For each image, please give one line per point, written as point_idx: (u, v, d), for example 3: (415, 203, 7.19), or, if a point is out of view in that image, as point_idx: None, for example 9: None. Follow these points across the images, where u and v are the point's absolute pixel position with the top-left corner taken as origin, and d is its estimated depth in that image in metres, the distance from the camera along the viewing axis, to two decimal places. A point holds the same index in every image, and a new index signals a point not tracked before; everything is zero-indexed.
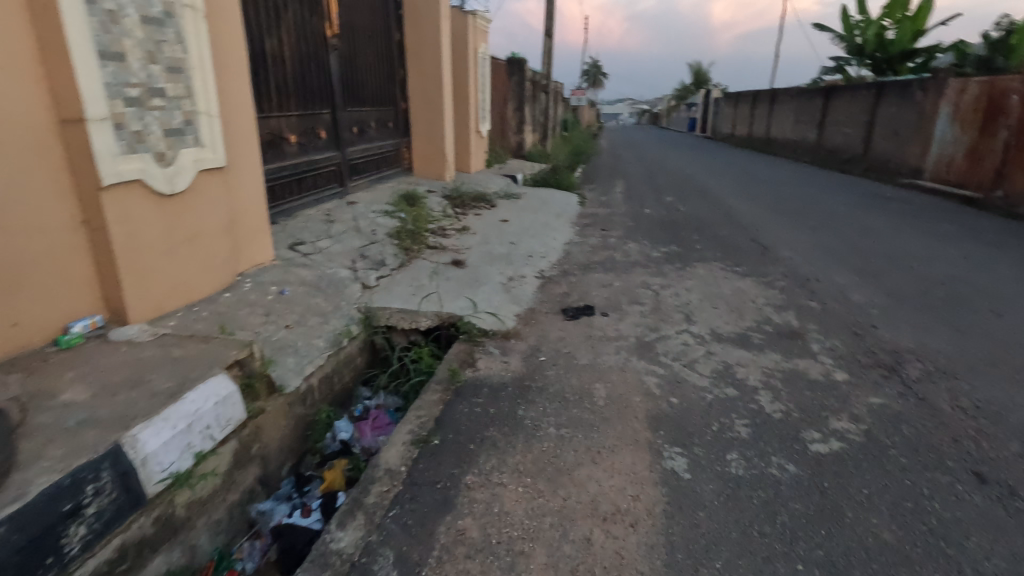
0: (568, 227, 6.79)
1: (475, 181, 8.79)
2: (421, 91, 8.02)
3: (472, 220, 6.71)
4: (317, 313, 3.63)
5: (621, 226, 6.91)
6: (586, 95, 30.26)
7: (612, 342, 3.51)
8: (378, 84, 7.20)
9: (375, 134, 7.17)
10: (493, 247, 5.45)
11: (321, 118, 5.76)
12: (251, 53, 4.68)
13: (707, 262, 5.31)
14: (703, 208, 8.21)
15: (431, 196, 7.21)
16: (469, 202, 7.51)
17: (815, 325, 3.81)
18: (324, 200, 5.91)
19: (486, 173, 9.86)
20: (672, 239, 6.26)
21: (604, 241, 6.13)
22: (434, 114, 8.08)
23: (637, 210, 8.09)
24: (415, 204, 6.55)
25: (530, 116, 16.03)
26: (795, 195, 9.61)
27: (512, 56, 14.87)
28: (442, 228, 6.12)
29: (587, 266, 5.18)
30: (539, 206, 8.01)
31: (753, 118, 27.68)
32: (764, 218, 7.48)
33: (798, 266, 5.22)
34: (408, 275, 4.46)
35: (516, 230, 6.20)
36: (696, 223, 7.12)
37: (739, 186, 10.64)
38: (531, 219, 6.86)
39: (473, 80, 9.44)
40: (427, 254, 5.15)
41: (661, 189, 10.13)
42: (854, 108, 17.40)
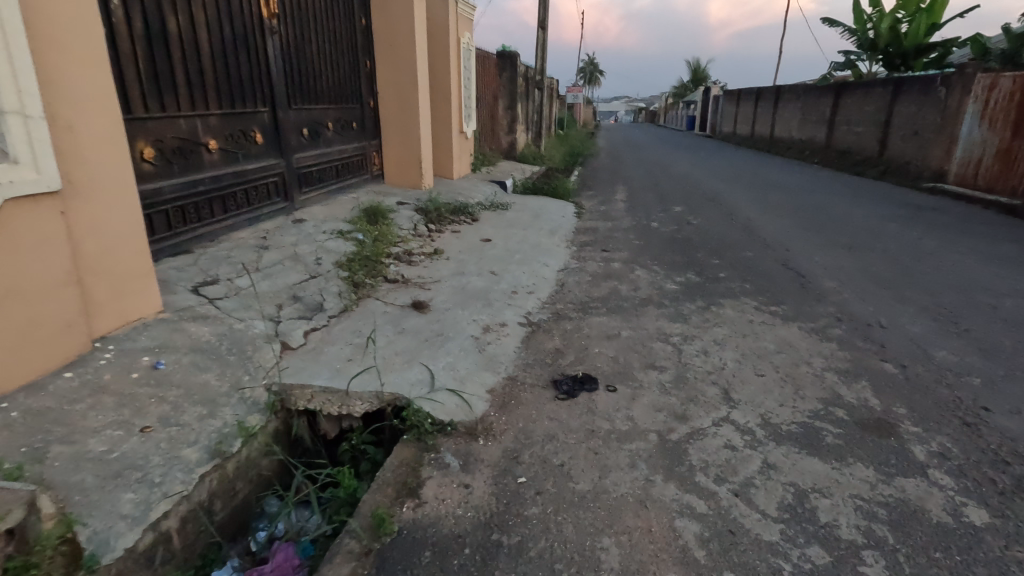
0: (564, 247, 5.71)
1: (457, 190, 7.68)
2: (393, 87, 6.92)
3: (449, 240, 5.60)
4: (202, 399, 2.54)
5: (626, 247, 5.83)
6: (582, 93, 29.18)
7: (623, 443, 2.45)
8: (337, 78, 6.09)
9: (334, 137, 6.05)
10: (468, 280, 4.35)
11: (257, 118, 4.66)
12: (146, 32, 3.57)
13: (735, 299, 4.25)
14: (718, 222, 7.13)
15: (400, 211, 6.10)
16: (446, 217, 6.40)
17: (903, 408, 2.75)
18: (262, 218, 4.81)
19: (471, 179, 8.77)
20: (688, 264, 5.19)
21: (607, 268, 5.06)
22: (408, 114, 6.98)
23: (643, 224, 7.00)
24: (378, 221, 5.44)
25: (523, 114, 14.97)
26: (819, 204, 8.53)
27: (503, 50, 13.75)
28: (409, 252, 5.02)
29: (586, 306, 4.11)
30: (530, 219, 6.91)
31: (756, 116, 26.60)
32: (792, 234, 6.42)
33: (850, 305, 4.16)
34: (350, 328, 3.37)
35: (500, 255, 5.10)
36: (714, 241, 6.05)
37: (754, 193, 9.56)
38: (519, 239, 5.76)
39: (455, 76, 8.34)
40: (383, 292, 4.04)
41: (668, 197, 9.06)
42: (868, 107, 16.37)
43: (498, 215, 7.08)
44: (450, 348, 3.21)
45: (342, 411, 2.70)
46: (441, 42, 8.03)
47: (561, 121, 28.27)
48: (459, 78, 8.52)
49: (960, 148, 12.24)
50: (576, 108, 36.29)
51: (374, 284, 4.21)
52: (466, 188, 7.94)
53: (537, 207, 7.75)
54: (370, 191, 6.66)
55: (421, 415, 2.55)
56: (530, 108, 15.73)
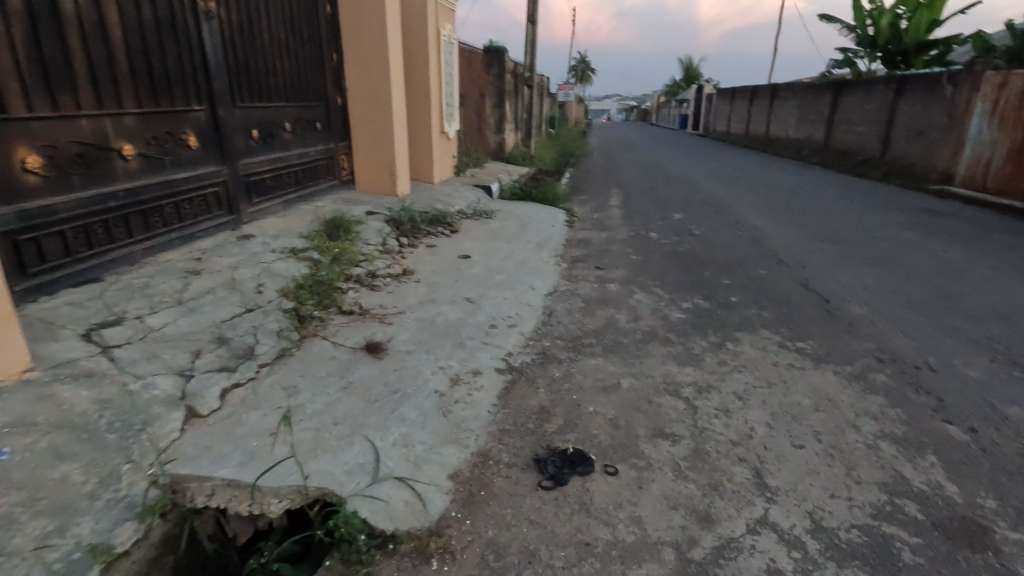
0: (553, 265, 5.04)
1: (436, 196, 6.99)
2: (362, 83, 6.23)
3: (422, 257, 4.92)
4: (52, 506, 1.84)
5: (622, 263, 5.17)
6: (574, 91, 28.53)
7: (630, 566, 1.79)
8: (297, 72, 5.39)
9: (293, 140, 5.35)
10: (438, 310, 3.67)
11: (189, 118, 3.96)
12: (27, 11, 2.86)
13: (753, 333, 3.61)
14: (722, 233, 6.50)
15: (368, 223, 5.40)
16: (421, 230, 5.70)
17: (992, 500, 2.11)
18: (199, 236, 4.10)
19: (453, 183, 8.09)
20: (694, 286, 4.54)
21: (602, 292, 4.40)
22: (380, 113, 6.29)
23: (640, 234, 6.34)
24: (340, 236, 4.74)
25: (511, 113, 14.30)
26: (827, 211, 7.93)
27: (491, 45, 13.05)
28: (373, 274, 4.33)
29: (578, 343, 3.44)
30: (516, 230, 6.23)
31: (751, 115, 26.06)
32: (805, 248, 5.81)
33: (889, 340, 3.53)
34: (282, 384, 2.68)
35: (479, 277, 4.42)
36: (722, 257, 5.41)
37: (757, 198, 8.93)
38: (503, 256, 5.09)
39: (435, 72, 7.65)
40: (333, 329, 3.35)
41: (665, 203, 8.42)
42: (869, 105, 15.84)
43: (481, 225, 6.40)
44: (407, 412, 2.53)
45: (253, 510, 2.02)
46: (418, 35, 7.33)
47: (552, 120, 27.57)
48: (439, 75, 7.83)
49: (968, 149, 11.70)
50: (567, 106, 35.62)
51: (326, 316, 3.52)
52: (446, 195, 7.25)
53: (525, 215, 7.09)
54: (337, 199, 5.96)
55: (355, 524, 1.88)
56: (520, 107, 15.04)
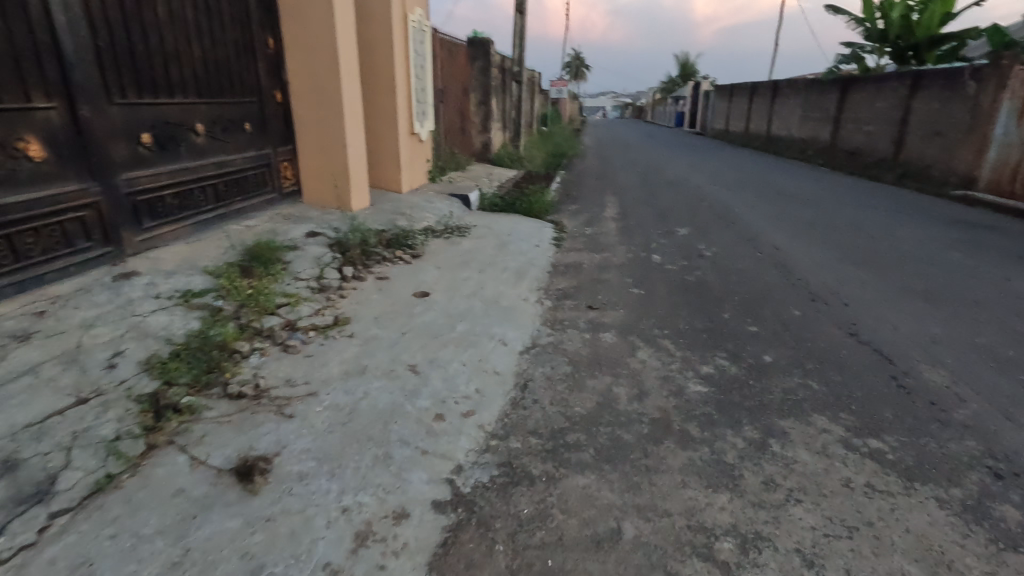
0: (534, 304, 4.02)
1: (400, 210, 5.94)
2: (307, 75, 5.18)
3: (367, 295, 3.88)
4: None
5: (620, 300, 4.17)
6: (568, 87, 27.35)
7: None
8: (215, 61, 4.33)
9: (210, 145, 4.28)
10: (367, 390, 2.64)
11: (32, 118, 2.90)
12: None
13: (803, 420, 2.61)
14: (738, 254, 5.49)
15: (305, 248, 4.35)
16: (373, 255, 4.65)
17: None
18: (53, 278, 3.05)
19: (425, 193, 7.03)
20: (713, 336, 3.53)
21: (595, 346, 3.39)
22: (329, 112, 5.24)
23: (641, 257, 5.33)
24: (258, 271, 3.69)
25: (498, 110, 13.25)
26: (853, 224, 6.94)
27: (475, 37, 11.98)
28: (293, 325, 3.28)
29: (559, 442, 2.43)
30: (492, 252, 5.20)
31: (751, 112, 25.06)
32: (840, 277, 4.80)
33: (994, 433, 2.53)
34: (71, 562, 1.64)
35: (434, 328, 3.39)
36: (742, 290, 4.41)
37: (771, 208, 7.95)
38: (471, 292, 4.06)
39: (401, 63, 6.60)
40: (204, 428, 2.30)
41: (668, 214, 7.41)
42: (880, 103, 14.88)
43: (451, 245, 5.36)
44: None
45: None
46: (381, 20, 6.29)
47: (545, 116, 26.41)
48: (407, 67, 6.79)
49: (994, 151, 10.75)
50: (561, 103, 34.46)
51: (201, 404, 2.47)
52: (413, 207, 6.21)
53: (506, 231, 6.05)
54: (273, 218, 4.90)
55: None
56: (508, 104, 13.97)
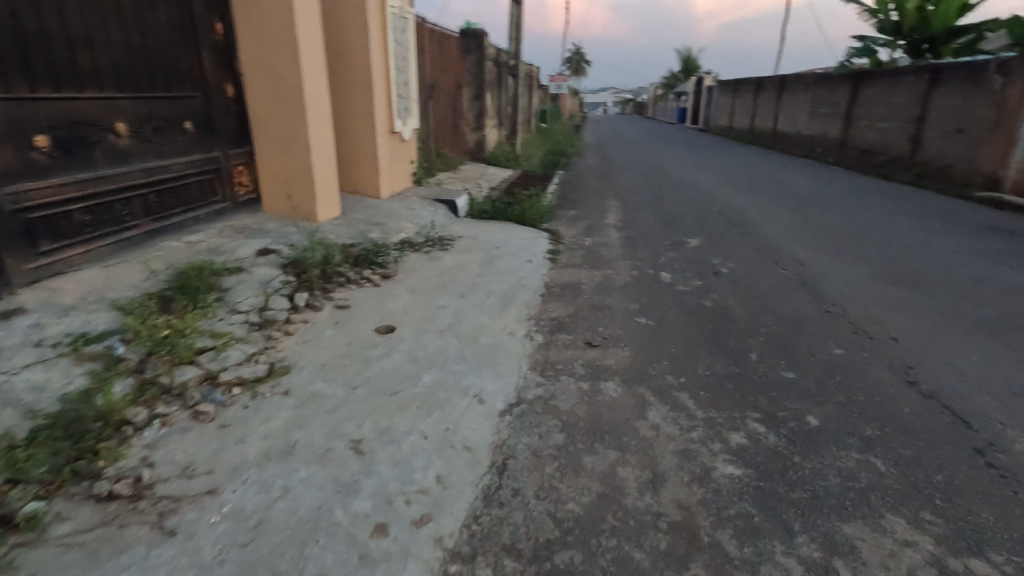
0: (521, 340, 3.34)
1: (375, 220, 5.26)
2: (263, 66, 4.50)
3: (319, 332, 3.21)
4: None
5: (624, 333, 3.50)
6: (569, 83, 26.48)
7: None
8: (144, 48, 3.64)
9: (137, 148, 3.60)
10: (288, 483, 1.97)
11: None
12: None
13: (874, 526, 1.94)
14: (758, 271, 4.82)
15: (251, 271, 3.67)
16: (335, 276, 3.97)
17: None
18: None
19: (407, 198, 6.34)
20: (740, 386, 2.87)
21: (594, 402, 2.72)
22: (290, 109, 4.57)
23: (647, 275, 4.65)
24: (182, 304, 3.02)
25: (493, 105, 12.55)
26: (882, 232, 6.25)
27: (468, 28, 11.26)
28: (214, 379, 2.60)
29: (546, 568, 1.76)
30: (477, 269, 4.53)
31: (757, 108, 24.29)
32: (881, 302, 4.12)
33: None
34: None
35: (392, 380, 2.72)
36: (769, 319, 3.74)
37: (788, 213, 7.26)
38: (446, 325, 3.39)
39: (379, 55, 5.91)
40: (41, 557, 1.63)
41: (675, 220, 6.73)
42: (896, 99, 14.17)
43: (430, 261, 4.68)
44: None
45: None
46: (355, 5, 5.60)
47: (545, 112, 25.62)
48: (386, 59, 6.09)
49: None
50: (561, 98, 33.66)
51: (53, 513, 1.80)
52: (391, 216, 5.54)
53: (496, 243, 5.36)
54: (221, 232, 4.23)
55: None
56: (504, 100, 13.25)
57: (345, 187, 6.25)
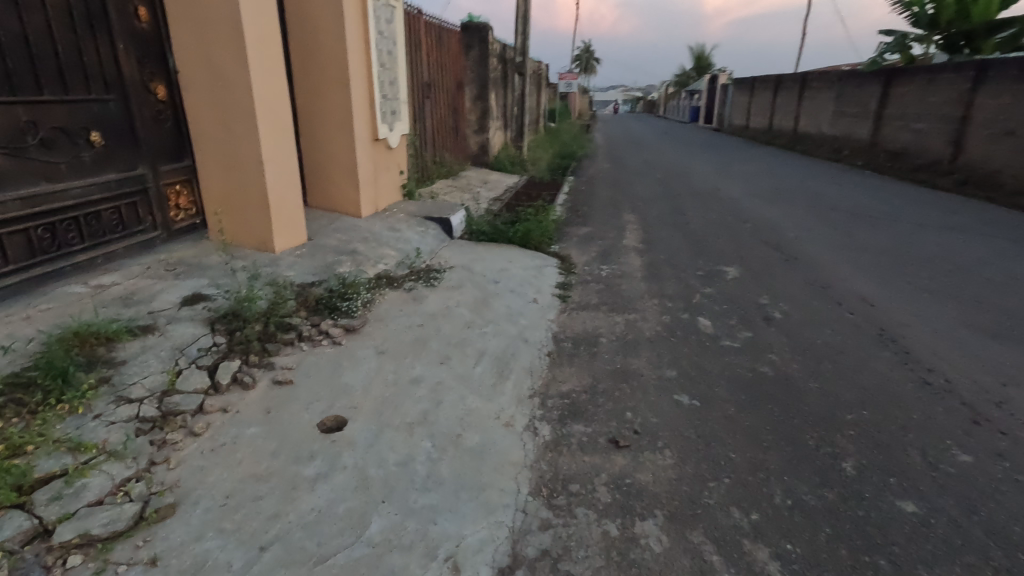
0: (520, 437, 2.43)
1: (348, 248, 4.35)
2: (203, 62, 3.60)
3: (238, 429, 2.31)
4: None
5: (660, 423, 2.58)
6: (578, 82, 25.49)
7: None
8: (24, 35, 2.76)
9: (11, 168, 2.73)
10: None
11: None
12: None
13: None
14: (818, 315, 3.88)
15: (167, 331, 2.78)
16: (282, 333, 3.07)
17: None
18: None
19: (392, 217, 5.44)
20: (841, 533, 1.94)
21: (626, 564, 1.81)
22: (236, 115, 3.67)
23: (682, 322, 3.73)
24: (36, 397, 2.13)
25: (498, 105, 11.64)
26: (954, 258, 5.26)
27: (469, 21, 10.35)
28: (47, 536, 1.70)
29: None
30: (469, 316, 3.61)
31: (776, 107, 23.16)
32: (993, 367, 3.16)
33: None
34: None
35: (324, 529, 1.82)
36: (852, 398, 2.80)
37: (835, 231, 6.28)
38: (418, 414, 2.48)
39: (357, 50, 5.00)
40: None
41: (704, 241, 5.79)
42: (934, 98, 13.09)
43: (411, 304, 3.77)
44: None
45: None
46: None
47: (554, 111, 24.66)
48: (368, 55, 5.18)
49: None
50: (570, 97, 32.67)
51: None
52: (370, 241, 4.64)
53: (494, 274, 4.43)
54: (144, 270, 3.35)
55: None
56: (509, 99, 12.32)
57: (320, 205, 5.36)
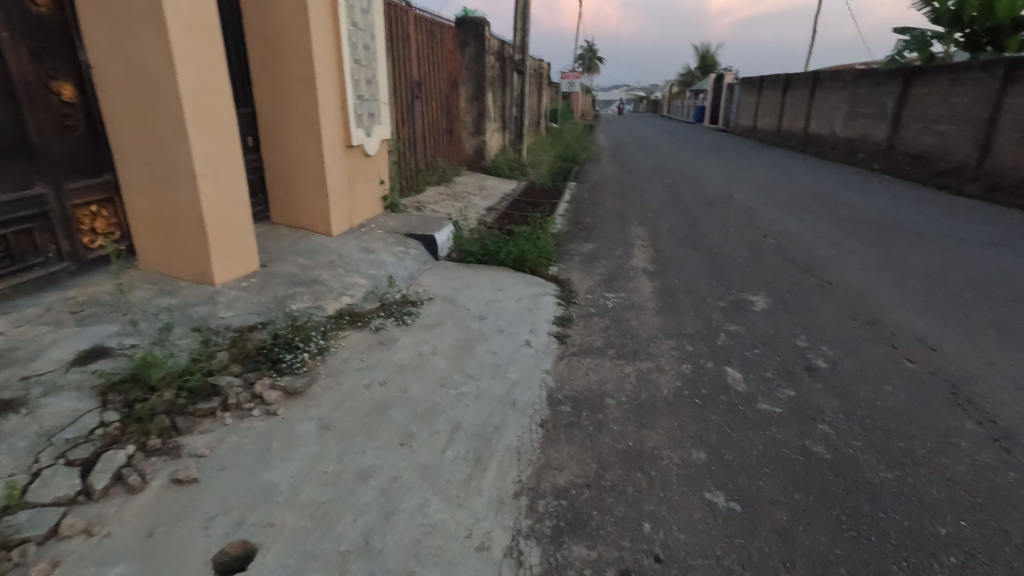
0: (498, 570, 1.77)
1: (307, 278, 3.69)
2: (120, 57, 2.95)
3: (97, 568, 1.64)
4: None
5: (690, 543, 1.90)
6: (581, 81, 24.78)
7: None
8: None
9: None
10: None
11: None
12: None
13: None
14: (871, 364, 3.20)
15: (36, 407, 2.12)
16: (199, 402, 2.40)
17: None
18: None
19: (368, 235, 4.77)
20: None
21: None
22: (162, 122, 3.02)
23: (706, 373, 3.06)
24: None
25: (496, 106, 10.96)
26: (1014, 283, 4.58)
27: (465, 16, 9.67)
28: None
29: None
30: (445, 369, 2.94)
31: (786, 108, 22.42)
32: None
33: None
34: None
35: None
36: (941, 499, 2.12)
37: (869, 249, 5.59)
38: (359, 537, 1.81)
39: (325, 44, 4.33)
40: None
41: (723, 261, 5.13)
42: (959, 98, 12.37)
43: (376, 351, 3.10)
44: None
45: None
46: None
47: (556, 110, 23.94)
48: (338, 50, 4.52)
49: None
50: (573, 96, 31.88)
51: None
52: (337, 266, 3.99)
53: (480, 307, 3.76)
54: (37, 316, 2.68)
55: None
56: (509, 100, 11.64)
57: (285, 221, 4.69)
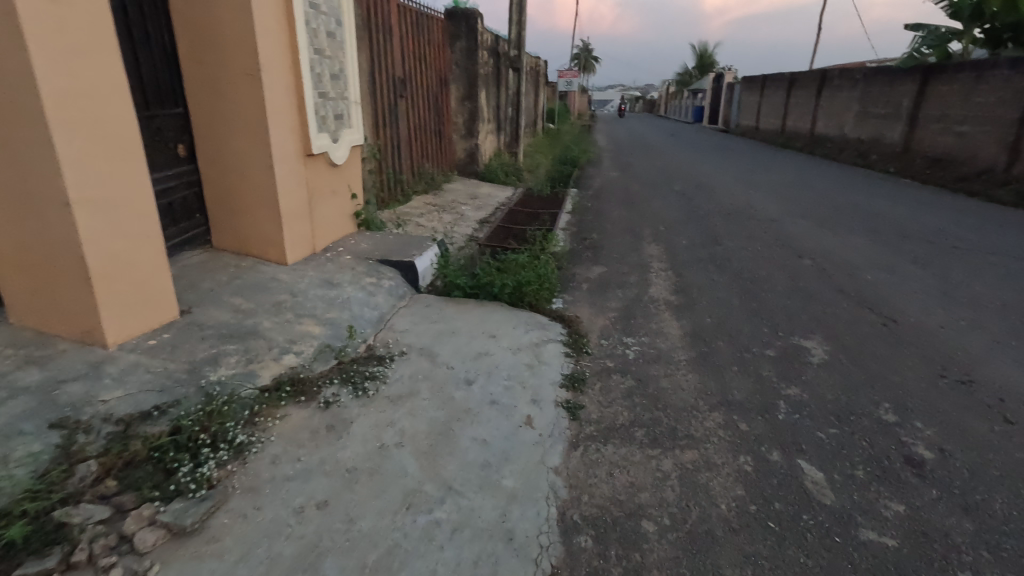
0: None
1: (242, 331, 2.84)
2: None
3: None
4: None
5: None
6: (579, 81, 23.94)
7: None
8: None
9: None
10: None
11: None
12: None
13: None
14: (990, 454, 2.38)
15: None
16: (25, 563, 1.55)
17: None
18: None
19: (333, 263, 3.94)
20: None
21: None
22: (22, 128, 2.19)
23: (773, 471, 2.24)
24: None
25: (490, 105, 10.14)
26: None
27: (455, 7, 8.85)
28: None
29: None
30: (414, 475, 2.10)
31: (792, 107, 21.64)
32: None
33: None
34: None
35: None
36: None
37: (927, 272, 4.78)
38: None
39: (273, 27, 3.48)
40: None
41: (758, 290, 4.32)
42: (984, 98, 11.61)
43: (321, 443, 2.25)
44: None
45: None
46: None
47: (553, 111, 23.12)
48: (291, 39, 3.67)
49: None
50: (570, 95, 30.97)
51: None
52: (286, 310, 3.16)
53: (464, 365, 2.92)
54: None
55: None
56: (504, 99, 10.80)
57: (229, 246, 3.84)
